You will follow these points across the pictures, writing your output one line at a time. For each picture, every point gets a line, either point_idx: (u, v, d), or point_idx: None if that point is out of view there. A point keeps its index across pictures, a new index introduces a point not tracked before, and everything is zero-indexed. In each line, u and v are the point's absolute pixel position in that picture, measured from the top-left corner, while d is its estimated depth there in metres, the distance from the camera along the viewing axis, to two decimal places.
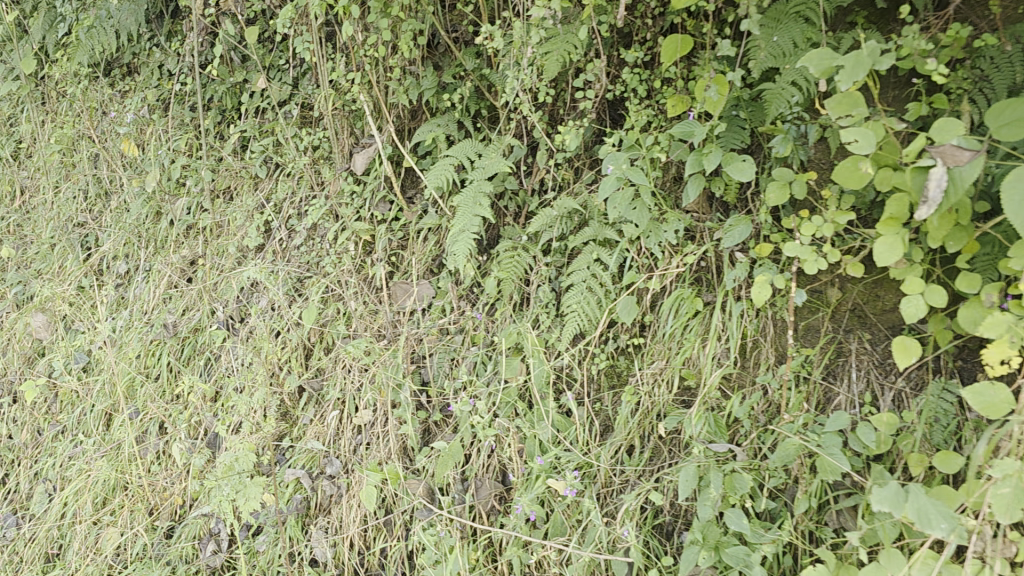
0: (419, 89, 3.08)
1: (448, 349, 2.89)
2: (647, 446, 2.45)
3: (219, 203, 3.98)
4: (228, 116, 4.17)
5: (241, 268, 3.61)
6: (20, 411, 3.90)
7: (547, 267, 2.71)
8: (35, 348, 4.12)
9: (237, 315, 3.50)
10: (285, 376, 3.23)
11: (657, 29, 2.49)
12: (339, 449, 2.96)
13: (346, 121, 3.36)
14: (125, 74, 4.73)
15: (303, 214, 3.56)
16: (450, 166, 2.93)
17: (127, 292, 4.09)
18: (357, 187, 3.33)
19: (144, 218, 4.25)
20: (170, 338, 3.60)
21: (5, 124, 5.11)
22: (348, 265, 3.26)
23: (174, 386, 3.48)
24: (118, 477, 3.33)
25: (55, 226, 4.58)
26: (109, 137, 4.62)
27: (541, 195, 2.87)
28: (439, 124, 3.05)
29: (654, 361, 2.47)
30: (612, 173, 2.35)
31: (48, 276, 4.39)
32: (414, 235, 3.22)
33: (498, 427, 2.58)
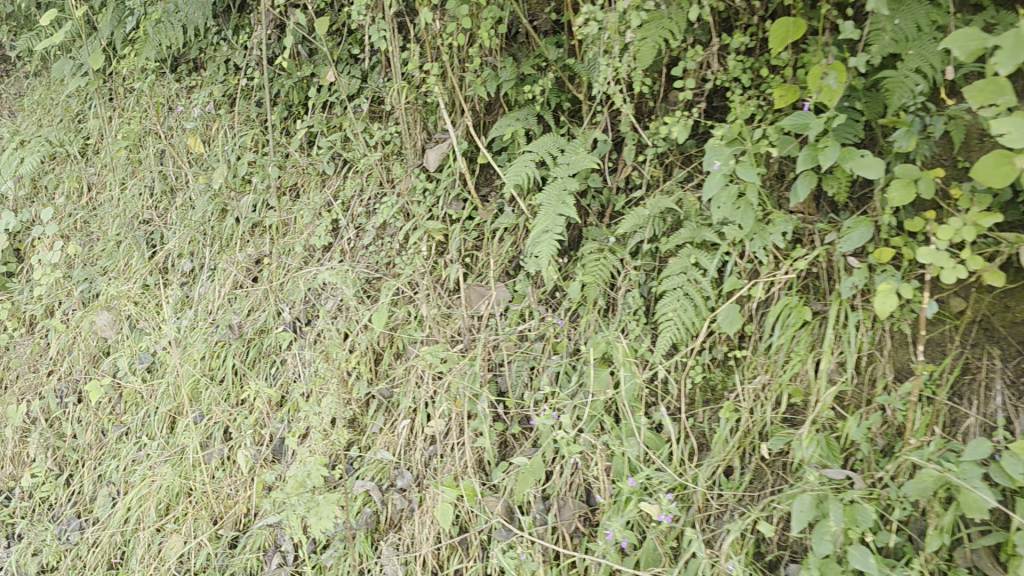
0: (497, 81, 2.89)
1: (526, 357, 2.71)
2: (747, 467, 2.24)
3: (286, 201, 3.87)
4: (295, 112, 4.08)
5: (309, 268, 3.49)
6: (84, 411, 3.85)
7: (636, 271, 2.52)
8: (101, 347, 4.07)
9: (304, 317, 3.38)
10: (353, 381, 3.09)
11: (763, 11, 2.26)
12: (411, 460, 2.82)
13: (419, 116, 3.20)
14: (192, 70, 4.69)
15: (372, 212, 3.42)
16: (531, 163, 2.76)
17: (191, 291, 4.01)
18: (430, 184, 3.18)
19: (210, 215, 4.17)
20: (236, 339, 3.49)
21: (73, 121, 5.08)
22: (420, 267, 3.13)
23: (240, 390, 3.37)
24: (182, 482, 3.23)
25: (121, 224, 4.53)
26: (176, 133, 4.56)
27: (627, 194, 2.67)
28: (518, 118, 2.87)
29: (757, 375, 2.27)
30: (718, 170, 2.15)
31: (114, 275, 4.35)
32: (489, 235, 3.06)
33: (584, 443, 2.40)
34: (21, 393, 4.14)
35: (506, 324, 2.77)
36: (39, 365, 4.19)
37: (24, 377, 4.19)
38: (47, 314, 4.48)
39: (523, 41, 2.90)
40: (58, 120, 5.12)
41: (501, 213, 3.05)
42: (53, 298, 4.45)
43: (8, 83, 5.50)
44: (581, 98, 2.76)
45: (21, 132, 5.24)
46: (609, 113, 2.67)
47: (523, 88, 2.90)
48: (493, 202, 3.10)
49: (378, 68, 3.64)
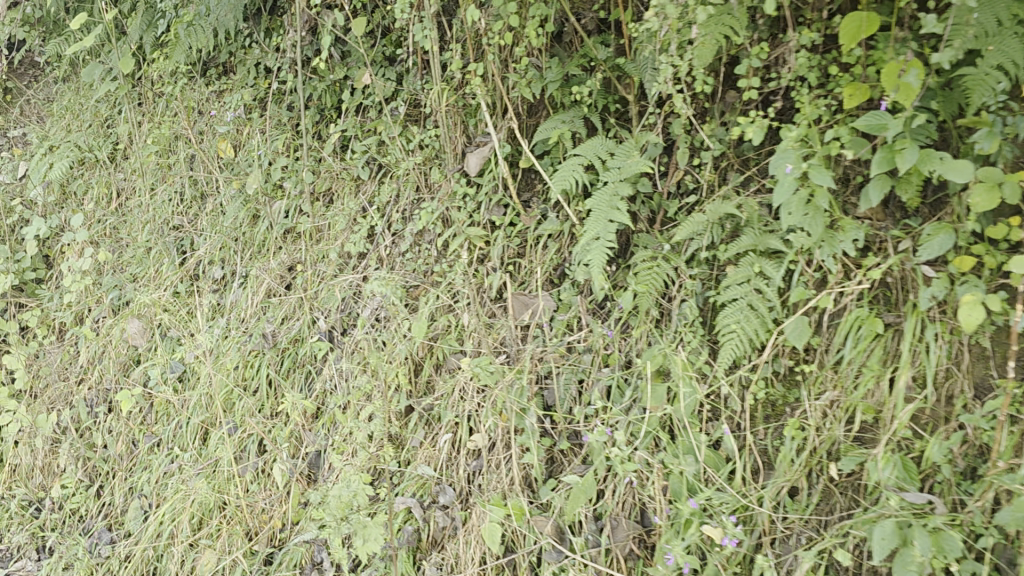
0: (542, 81, 2.79)
1: (575, 370, 2.59)
2: (815, 488, 2.12)
3: (319, 207, 3.77)
4: (327, 116, 3.99)
5: (344, 276, 3.40)
6: (115, 421, 3.77)
7: (692, 280, 2.40)
8: (131, 356, 3.99)
9: (340, 326, 3.28)
10: (391, 393, 2.99)
11: (833, 6, 2.13)
12: (454, 476, 2.72)
13: (458, 118, 3.10)
14: (221, 74, 4.61)
15: (410, 218, 3.32)
16: (580, 167, 2.64)
17: (223, 299, 3.92)
18: (470, 190, 3.08)
19: (241, 221, 4.09)
20: (269, 349, 3.39)
21: (102, 126, 5.02)
22: (460, 275, 3.02)
23: (274, 401, 3.28)
24: (215, 496, 3.14)
25: (151, 230, 4.46)
26: (206, 138, 4.49)
27: (680, 199, 2.55)
28: (564, 120, 2.76)
29: (825, 392, 2.14)
30: (788, 174, 2.01)
31: (144, 282, 4.28)
32: (532, 242, 2.95)
33: (638, 462, 2.28)
34: (50, 402, 4.08)
35: (553, 336, 2.65)
36: (69, 374, 4.13)
37: (53, 386, 4.12)
38: (77, 322, 4.42)
39: (570, 41, 2.79)
40: (87, 125, 5.06)
41: (545, 220, 2.94)
42: (82, 305, 4.39)
43: (36, 88, 5.45)
44: (631, 99, 2.65)
45: (49, 137, 5.19)
46: (661, 115, 2.55)
47: (569, 89, 2.79)
48: (536, 207, 2.99)
49: (414, 71, 3.54)
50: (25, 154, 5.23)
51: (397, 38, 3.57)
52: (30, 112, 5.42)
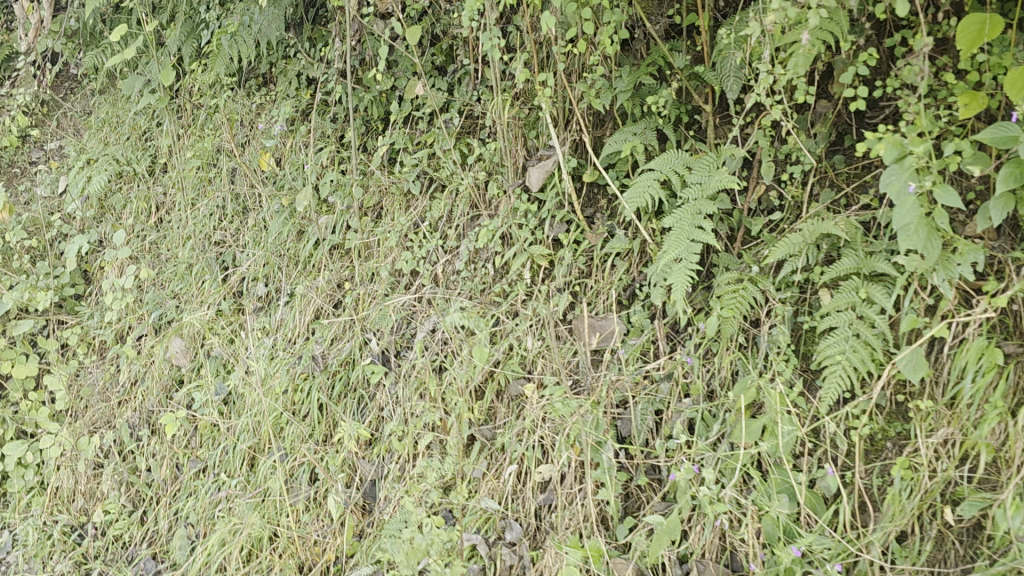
0: (613, 91, 2.63)
1: (653, 399, 2.42)
2: (927, 534, 1.96)
3: (367, 222, 3.63)
4: (373, 127, 3.86)
5: (396, 295, 3.25)
6: (158, 444, 3.65)
7: (783, 304, 2.23)
8: (173, 376, 3.87)
9: (394, 348, 3.14)
10: (449, 419, 2.84)
11: (946, 7, 1.96)
12: (520, 510, 2.57)
13: (520, 130, 2.97)
14: (261, 85, 4.49)
15: (465, 235, 3.18)
16: (656, 183, 2.47)
17: (268, 317, 3.80)
18: (533, 206, 2.93)
19: (285, 237, 3.96)
20: (320, 372, 3.24)
21: (141, 139, 4.93)
22: (522, 296, 2.88)
23: (326, 427, 3.14)
24: (266, 527, 2.98)
25: (192, 245, 4.35)
26: (248, 151, 4.38)
27: (763, 217, 2.40)
28: (635, 132, 2.62)
29: (938, 429, 1.97)
30: (907, 192, 1.84)
31: (187, 299, 4.17)
32: (599, 261, 2.79)
33: (728, 502, 2.11)
34: (92, 423, 3.97)
35: (627, 364, 2.47)
36: (110, 394, 4.01)
37: (95, 406, 4.01)
38: (118, 340, 4.31)
39: (642, 48, 2.63)
40: (126, 138, 4.97)
41: (612, 237, 2.78)
42: (123, 323, 4.29)
43: (73, 100, 5.37)
44: (708, 109, 2.51)
45: (87, 150, 5.10)
46: (745, 126, 2.40)
47: (641, 99, 2.64)
48: (601, 223, 2.83)
49: (468, 81, 3.40)
50: (63, 167, 5.14)
51: (449, 46, 3.46)
52: (68, 124, 5.34)
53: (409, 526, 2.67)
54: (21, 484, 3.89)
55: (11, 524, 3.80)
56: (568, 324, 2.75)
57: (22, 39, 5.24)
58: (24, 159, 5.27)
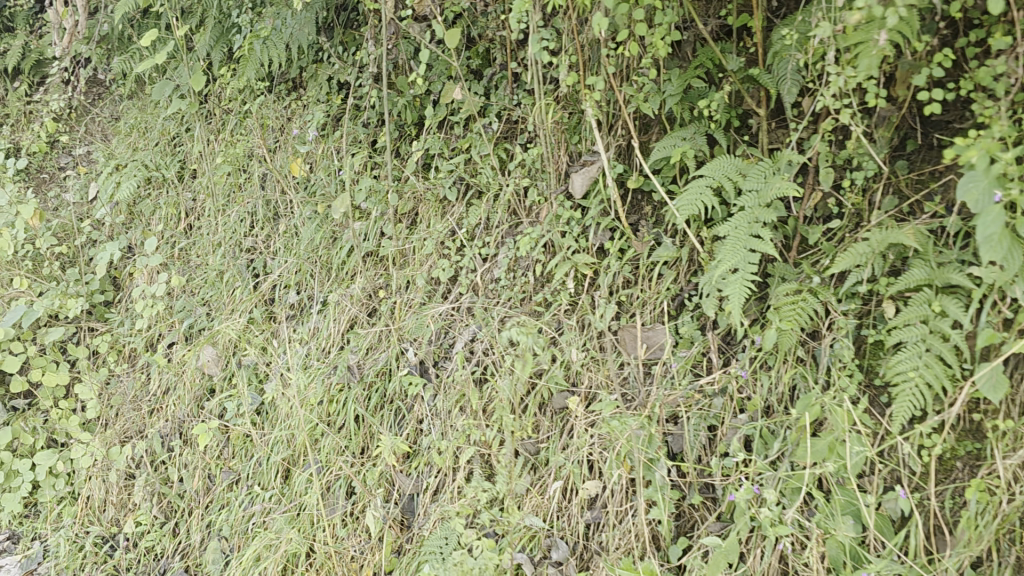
0: (662, 95, 2.54)
1: (706, 414, 2.33)
2: (1006, 561, 1.88)
3: (402, 228, 3.56)
4: (407, 132, 3.79)
5: (433, 305, 3.18)
6: (190, 455, 3.60)
7: (845, 316, 2.15)
8: (205, 385, 3.82)
9: (432, 359, 3.06)
10: (490, 432, 2.76)
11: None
12: (567, 528, 2.49)
13: (562, 136, 2.89)
14: (291, 90, 4.44)
15: (504, 242, 3.10)
16: (709, 190, 2.38)
17: (301, 326, 3.74)
18: (576, 213, 2.85)
19: (317, 244, 3.90)
20: (356, 383, 3.18)
21: (170, 144, 4.90)
22: (565, 306, 2.81)
23: (362, 439, 3.07)
24: (303, 543, 2.90)
25: (223, 252, 4.30)
26: (278, 156, 4.33)
27: (821, 225, 2.31)
28: (684, 137, 2.54)
29: (1018, 449, 1.89)
30: (995, 203, 1.75)
31: (218, 307, 4.12)
32: (645, 270, 2.70)
33: (791, 524, 2.01)
34: (123, 432, 3.92)
35: (680, 379, 2.38)
36: (142, 403, 3.98)
37: (126, 415, 3.97)
38: (148, 347, 4.27)
39: (691, 50, 2.55)
40: (154, 143, 4.94)
41: (659, 246, 2.70)
42: (154, 331, 4.25)
43: (102, 106, 5.37)
44: (761, 113, 2.43)
45: (115, 156, 5.07)
46: (803, 131, 2.31)
47: (690, 103, 2.56)
48: (646, 231, 2.75)
49: (506, 85, 3.32)
50: (91, 173, 5.12)
51: (484, 49, 3.39)
52: (96, 130, 5.33)
53: (456, 550, 2.54)
54: (51, 494, 3.85)
55: (43, 534, 3.76)
56: (612, 335, 2.67)
57: (58, 45, 5.32)
58: (52, 165, 5.25)
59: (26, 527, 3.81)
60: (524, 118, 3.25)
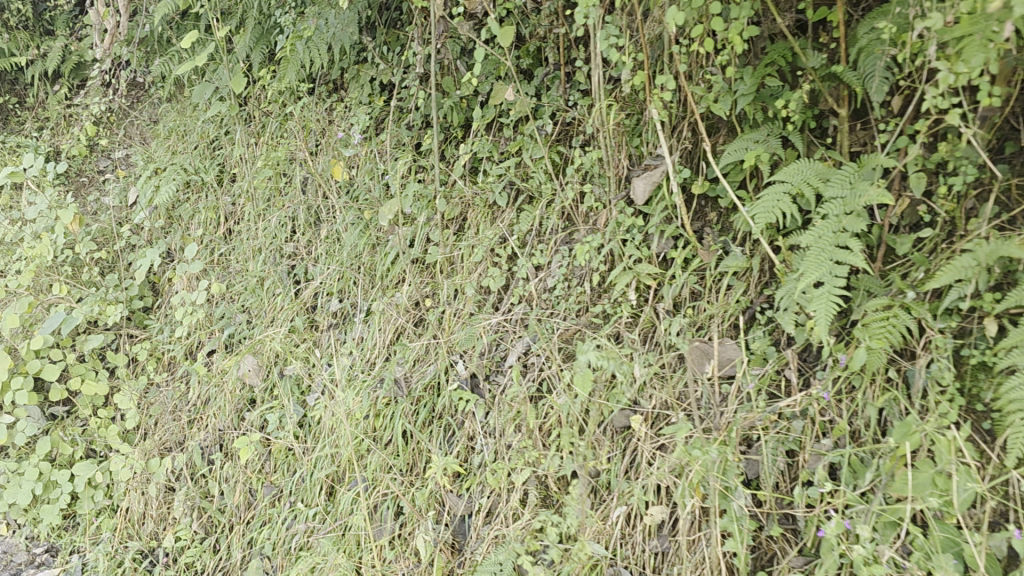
0: (733, 95, 2.39)
1: (784, 438, 2.16)
2: None
3: (449, 235, 3.42)
4: (453, 134, 3.66)
5: (483, 316, 3.04)
6: (232, 468, 3.50)
7: (942, 335, 1.99)
8: (246, 396, 3.71)
9: (483, 373, 2.92)
10: (546, 452, 2.62)
11: None
12: (631, 558, 2.34)
13: (622, 138, 2.73)
14: (332, 91, 4.33)
15: (559, 250, 2.96)
16: (787, 196, 2.22)
17: (345, 335, 3.62)
18: (637, 220, 2.69)
19: (360, 250, 3.78)
20: (404, 397, 3.04)
21: (208, 147, 4.82)
22: (626, 318, 2.66)
23: (410, 456, 2.94)
24: (350, 567, 2.77)
25: (264, 258, 4.20)
26: (319, 160, 4.21)
27: (910, 234, 2.14)
28: (757, 140, 2.38)
29: None
30: None
31: (259, 315, 4.01)
32: (712, 281, 2.54)
33: (886, 564, 1.84)
34: (162, 444, 3.83)
35: (755, 401, 2.21)
36: (181, 412, 3.88)
37: (165, 425, 3.88)
38: (187, 355, 4.18)
39: (762, 48, 2.38)
40: (193, 146, 4.86)
41: (727, 255, 2.53)
42: (194, 339, 4.15)
43: (140, 109, 5.31)
44: (842, 114, 2.25)
45: (154, 159, 5.00)
46: (891, 133, 2.15)
47: (762, 102, 2.39)
48: (712, 239, 2.59)
49: (558, 85, 3.17)
50: (131, 177, 5.06)
51: (535, 47, 3.24)
52: (134, 133, 5.28)
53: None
54: (90, 506, 3.76)
55: (82, 547, 3.68)
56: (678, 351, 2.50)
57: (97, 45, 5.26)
58: (92, 168, 5.22)
59: (65, 540, 3.73)
60: (578, 120, 3.10)
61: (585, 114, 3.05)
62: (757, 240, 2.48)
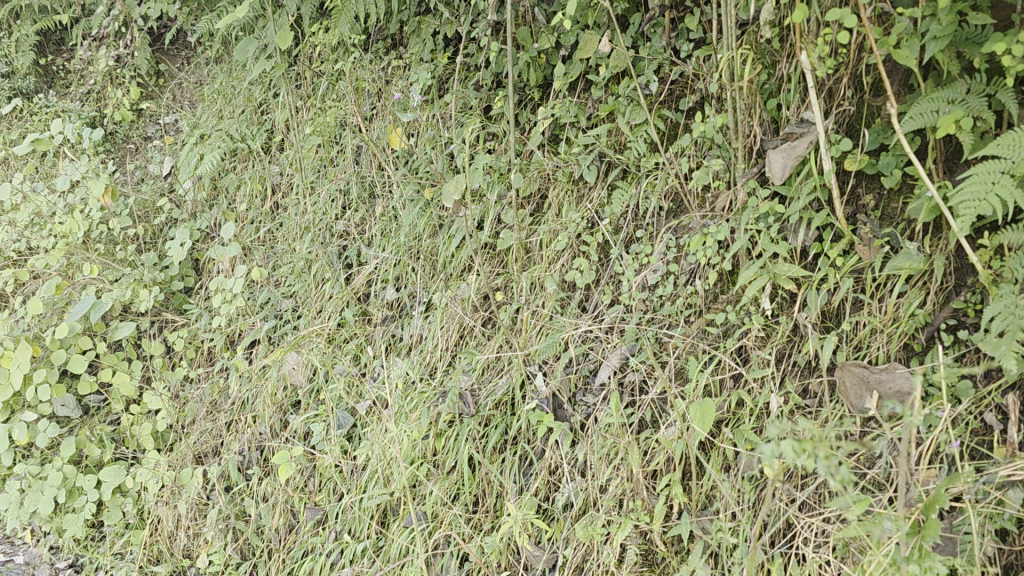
0: (921, 38, 1.76)
1: (995, 514, 1.59)
2: None
3: (524, 215, 2.87)
4: (530, 95, 3.09)
5: (569, 319, 2.50)
6: (271, 485, 3.01)
7: None
8: (289, 398, 3.23)
9: (568, 390, 2.38)
10: (652, 500, 2.06)
11: None
12: None
13: (754, 98, 2.13)
14: (389, 48, 3.78)
15: (664, 239, 2.39)
16: (1005, 177, 1.61)
17: (402, 331, 3.12)
18: (772, 205, 2.10)
19: (420, 231, 3.25)
20: (472, 416, 2.52)
21: (256, 112, 4.31)
22: (757, 332, 2.09)
23: (478, 487, 2.42)
24: None
25: (311, 238, 3.70)
26: (375, 126, 3.67)
27: None
28: (952, 100, 1.76)
29: None
30: None
31: (307, 304, 3.52)
32: (875, 288, 1.95)
33: None
34: (197, 448, 3.37)
35: (960, 468, 1.61)
36: (218, 413, 3.43)
37: (199, 428, 3.42)
38: (228, 346, 3.71)
39: None
40: (240, 111, 4.35)
41: (896, 253, 1.93)
42: (235, 327, 3.69)
43: (188, 70, 4.82)
44: None
45: (200, 125, 4.52)
46: None
47: (957, 47, 1.76)
48: (871, 230, 1.98)
49: (660, 33, 2.54)
50: (176, 144, 4.61)
51: None
52: (182, 96, 4.80)
53: None
54: (118, 517, 3.32)
55: (103, 567, 3.22)
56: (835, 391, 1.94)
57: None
58: (138, 134, 4.76)
59: (89, 556, 3.28)
60: (689, 76, 2.50)
61: (698, 69, 2.44)
62: (939, 234, 1.87)
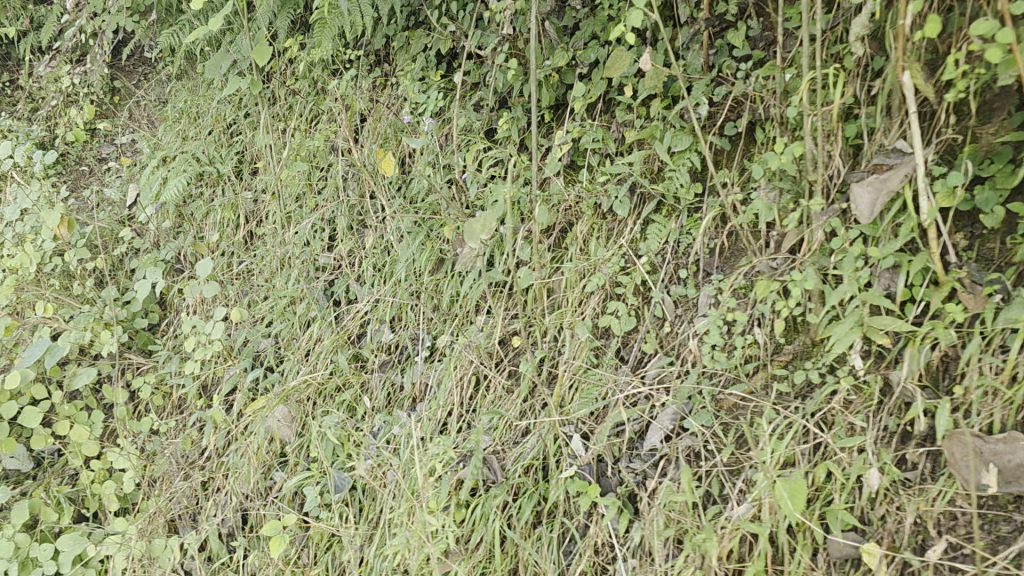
0: None
1: None
2: None
3: (543, 250, 2.57)
4: (542, 117, 2.80)
5: (608, 373, 2.22)
6: (259, 559, 2.64)
7: None
8: (275, 454, 2.88)
9: (613, 455, 2.10)
10: None
11: None
12: None
13: (835, 125, 1.90)
14: (374, 64, 3.46)
15: (718, 283, 2.13)
16: None
17: (403, 378, 2.81)
18: (857, 247, 1.84)
19: (420, 267, 2.93)
20: (500, 484, 2.21)
21: (225, 132, 3.94)
22: (844, 394, 1.83)
23: (510, 566, 2.10)
24: None
25: (295, 274, 3.35)
26: (364, 149, 3.34)
27: None
28: None
29: None
30: None
31: (292, 348, 3.17)
32: (984, 343, 1.68)
33: None
34: (168, 512, 2.99)
35: None
36: (194, 470, 3.06)
37: (172, 489, 3.03)
38: (201, 393, 3.33)
39: None
40: (207, 132, 3.98)
41: (1007, 302, 1.66)
42: (209, 373, 3.31)
43: (146, 87, 4.43)
44: None
45: (161, 146, 4.13)
46: None
47: None
48: (972, 277, 1.71)
49: (698, 50, 2.26)
50: (135, 166, 4.21)
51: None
52: (140, 115, 4.40)
53: None
54: None
55: None
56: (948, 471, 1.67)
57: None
58: (92, 155, 4.34)
59: None
60: (733, 100, 2.24)
61: (748, 92, 2.18)
62: None
